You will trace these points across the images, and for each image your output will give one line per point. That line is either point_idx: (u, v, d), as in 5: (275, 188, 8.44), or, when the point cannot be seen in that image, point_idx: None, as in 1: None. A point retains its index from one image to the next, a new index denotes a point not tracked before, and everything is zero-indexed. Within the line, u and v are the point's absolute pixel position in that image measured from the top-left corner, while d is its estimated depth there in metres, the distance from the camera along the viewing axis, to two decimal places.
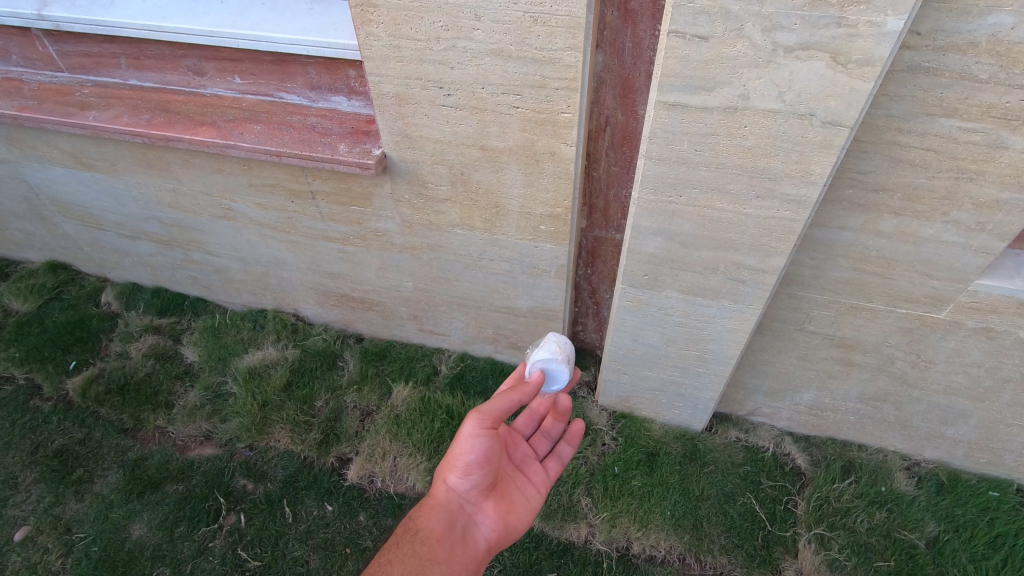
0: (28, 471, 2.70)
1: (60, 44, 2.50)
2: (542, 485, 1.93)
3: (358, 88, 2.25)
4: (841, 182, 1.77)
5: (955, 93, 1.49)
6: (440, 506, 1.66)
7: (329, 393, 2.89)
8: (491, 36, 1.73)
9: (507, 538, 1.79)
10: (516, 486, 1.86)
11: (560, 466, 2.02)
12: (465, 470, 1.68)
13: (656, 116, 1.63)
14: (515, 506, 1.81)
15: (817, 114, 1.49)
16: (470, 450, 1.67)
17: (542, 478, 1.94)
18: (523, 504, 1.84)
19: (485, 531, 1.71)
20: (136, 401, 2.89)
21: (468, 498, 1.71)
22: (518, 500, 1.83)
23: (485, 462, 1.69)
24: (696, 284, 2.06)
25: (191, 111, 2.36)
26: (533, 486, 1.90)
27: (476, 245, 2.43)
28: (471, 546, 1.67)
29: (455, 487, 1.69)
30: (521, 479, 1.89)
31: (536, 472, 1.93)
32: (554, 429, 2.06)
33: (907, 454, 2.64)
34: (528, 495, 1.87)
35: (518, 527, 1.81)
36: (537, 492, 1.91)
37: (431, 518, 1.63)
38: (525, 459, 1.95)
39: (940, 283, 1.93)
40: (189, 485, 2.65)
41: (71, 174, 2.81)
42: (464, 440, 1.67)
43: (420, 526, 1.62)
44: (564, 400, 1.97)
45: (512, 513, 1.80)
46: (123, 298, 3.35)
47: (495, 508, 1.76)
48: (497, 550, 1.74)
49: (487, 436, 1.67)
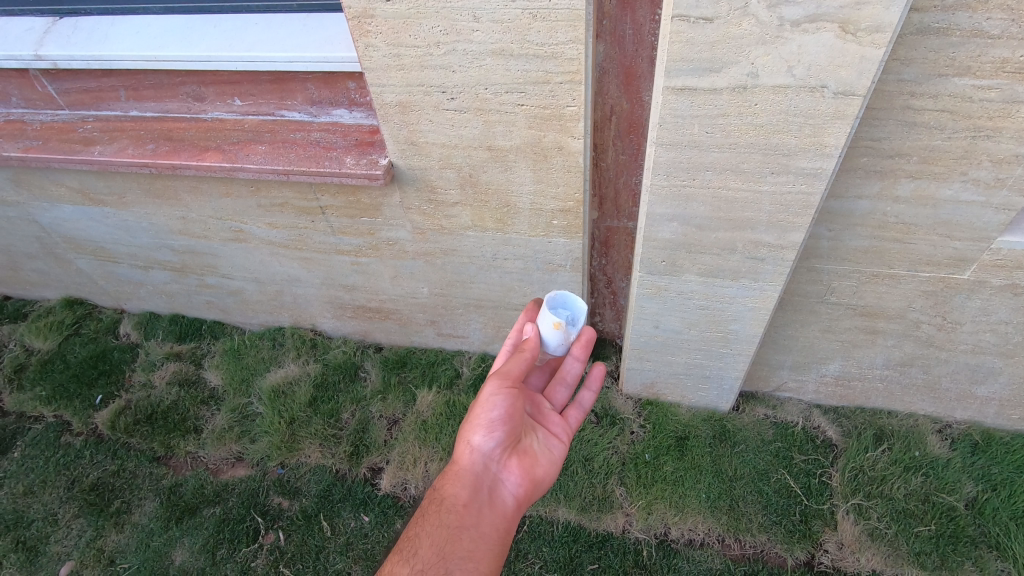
0: (66, 507, 2.72)
1: (59, 83, 2.51)
2: (564, 435, 1.95)
3: (359, 99, 2.25)
4: (856, 151, 1.75)
5: (966, 52, 1.47)
6: (464, 471, 1.65)
7: (354, 405, 2.90)
8: (492, 36, 1.72)
9: (537, 491, 1.78)
10: (538, 439, 1.86)
11: (580, 413, 2.06)
12: (489, 430, 1.68)
13: (665, 102, 1.61)
14: (540, 460, 1.81)
15: (829, 86, 1.48)
16: (492, 407, 1.68)
17: (564, 429, 1.96)
18: (548, 456, 1.84)
19: (513, 488, 1.70)
20: (165, 429, 2.91)
21: (492, 458, 1.70)
22: (542, 453, 1.83)
23: (508, 420, 1.71)
24: (715, 265, 2.05)
25: (194, 138, 2.36)
26: (556, 437, 1.91)
27: (489, 246, 2.43)
28: (500, 505, 1.65)
29: (478, 448, 1.68)
30: (543, 432, 1.90)
31: (558, 423, 1.96)
32: (571, 373, 2.03)
33: (938, 417, 2.62)
34: (551, 447, 1.88)
35: (546, 479, 1.80)
36: (560, 442, 1.92)
37: (456, 484, 1.63)
38: (546, 409, 1.97)
39: (961, 244, 1.91)
40: (226, 508, 2.67)
41: (80, 210, 2.82)
42: (485, 400, 1.69)
43: (445, 493, 1.61)
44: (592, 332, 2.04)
45: (538, 466, 1.79)
46: (141, 328, 3.37)
47: (520, 465, 1.74)
48: (527, 505, 1.73)
49: (508, 392, 1.70)
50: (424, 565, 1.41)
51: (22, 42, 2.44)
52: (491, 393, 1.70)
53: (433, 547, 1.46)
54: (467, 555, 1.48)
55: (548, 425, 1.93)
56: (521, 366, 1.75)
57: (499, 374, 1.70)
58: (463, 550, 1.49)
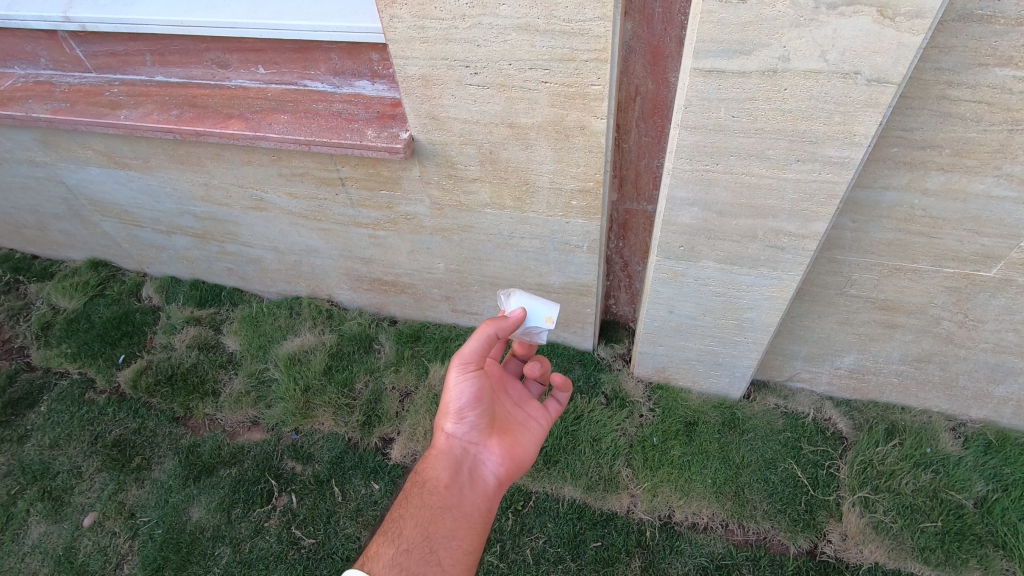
0: (90, 461, 2.82)
1: (87, 45, 2.53)
2: (542, 418, 1.95)
3: (381, 71, 2.24)
4: (886, 141, 1.71)
5: (1010, 41, 1.42)
6: (445, 455, 1.70)
7: (367, 375, 2.95)
8: (518, 11, 1.70)
9: (517, 470, 1.84)
10: (515, 422, 1.88)
11: (557, 406, 2.04)
12: (459, 415, 1.72)
13: (692, 84, 1.58)
14: (519, 440, 1.84)
15: (862, 72, 1.44)
16: (458, 395, 1.70)
17: (543, 414, 1.96)
18: (526, 437, 1.87)
19: (492, 467, 1.76)
20: (185, 391, 2.99)
21: (470, 440, 1.74)
22: (520, 434, 1.86)
23: (476, 404, 1.73)
24: (735, 253, 2.03)
25: (218, 105, 2.37)
26: (532, 422, 1.92)
27: (507, 224, 2.43)
28: (481, 485, 1.72)
29: (454, 433, 1.72)
30: (522, 415, 1.91)
31: (536, 409, 1.95)
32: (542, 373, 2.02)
33: (952, 414, 2.60)
34: (529, 430, 1.89)
35: (525, 458, 1.85)
36: (538, 425, 1.93)
37: (438, 466, 1.68)
38: (522, 398, 1.96)
39: (990, 240, 1.87)
40: (242, 469, 2.75)
41: (106, 173, 2.87)
42: (451, 387, 1.70)
43: (428, 475, 1.67)
44: (535, 366, 1.90)
45: (516, 446, 1.83)
46: (163, 291, 3.45)
47: (499, 446, 1.78)
48: (507, 483, 1.80)
49: (471, 377, 1.70)
50: (410, 545, 1.51)
51: (51, 3, 2.46)
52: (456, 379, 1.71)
53: (416, 527, 1.55)
54: (449, 534, 1.59)
55: (525, 411, 1.93)
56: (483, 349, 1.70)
57: (461, 361, 1.69)
58: (445, 530, 1.58)
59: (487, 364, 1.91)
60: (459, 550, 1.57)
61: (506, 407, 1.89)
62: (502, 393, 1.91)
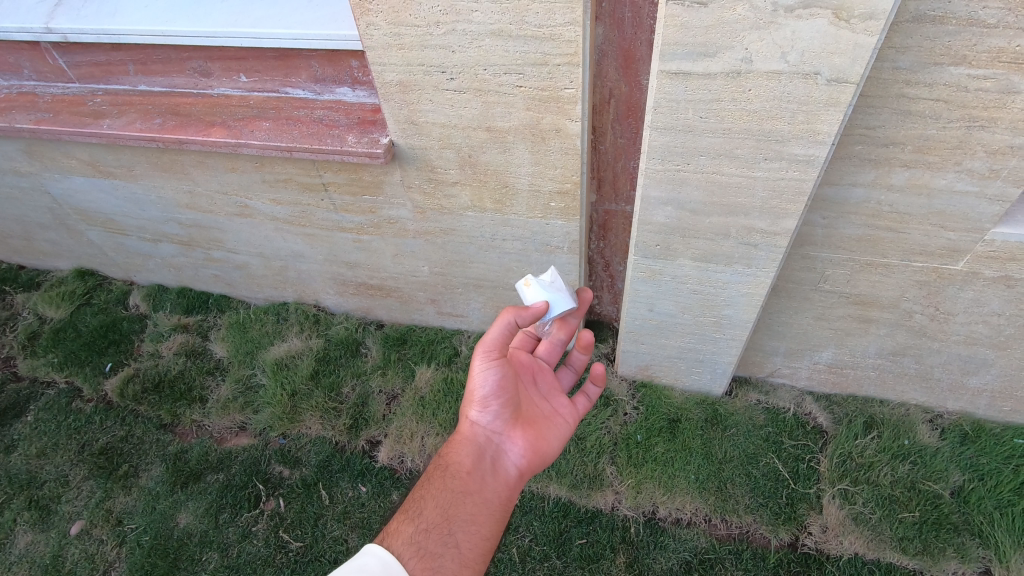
0: (77, 469, 2.83)
1: (69, 56, 2.55)
2: (570, 414, 1.92)
3: (361, 78, 2.27)
4: (851, 139, 1.76)
5: (962, 40, 1.47)
6: (468, 441, 1.72)
7: (354, 379, 2.97)
8: (490, 16, 1.74)
9: (542, 463, 1.82)
10: (541, 414, 1.87)
11: (589, 403, 2.01)
12: (484, 402, 1.74)
13: (660, 86, 1.63)
14: (544, 433, 1.83)
15: (821, 72, 1.48)
16: (483, 382, 1.73)
17: (571, 410, 1.93)
18: (553, 431, 1.85)
19: (515, 458, 1.75)
20: (172, 398, 3.00)
21: (495, 429, 1.76)
22: (546, 427, 1.85)
23: (501, 392, 1.75)
24: (709, 250, 2.07)
25: (201, 113, 2.40)
26: (560, 416, 1.89)
27: (488, 226, 2.46)
28: (502, 474, 1.72)
29: (478, 420, 1.75)
30: (549, 408, 1.90)
31: (565, 404, 1.93)
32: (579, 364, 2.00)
33: (930, 407, 2.65)
34: (556, 425, 1.87)
35: (551, 452, 1.83)
36: (566, 421, 1.90)
37: (461, 452, 1.70)
38: (552, 390, 1.94)
39: (955, 234, 1.92)
40: (230, 474, 2.76)
41: (90, 182, 2.88)
42: (477, 375, 1.74)
43: (451, 460, 1.68)
44: (587, 334, 1.87)
45: (541, 439, 1.81)
46: (150, 299, 3.46)
47: (523, 437, 1.78)
48: (531, 475, 1.78)
49: (495, 364, 1.74)
50: (429, 525, 1.48)
51: (34, 15, 2.48)
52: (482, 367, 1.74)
53: (437, 508, 1.53)
54: (470, 518, 1.56)
55: (554, 405, 1.91)
56: (504, 335, 1.73)
57: (482, 348, 1.73)
58: (465, 513, 1.56)
59: (518, 352, 1.91)
60: (477, 536, 1.54)
61: (534, 399, 1.89)
62: (530, 385, 1.91)
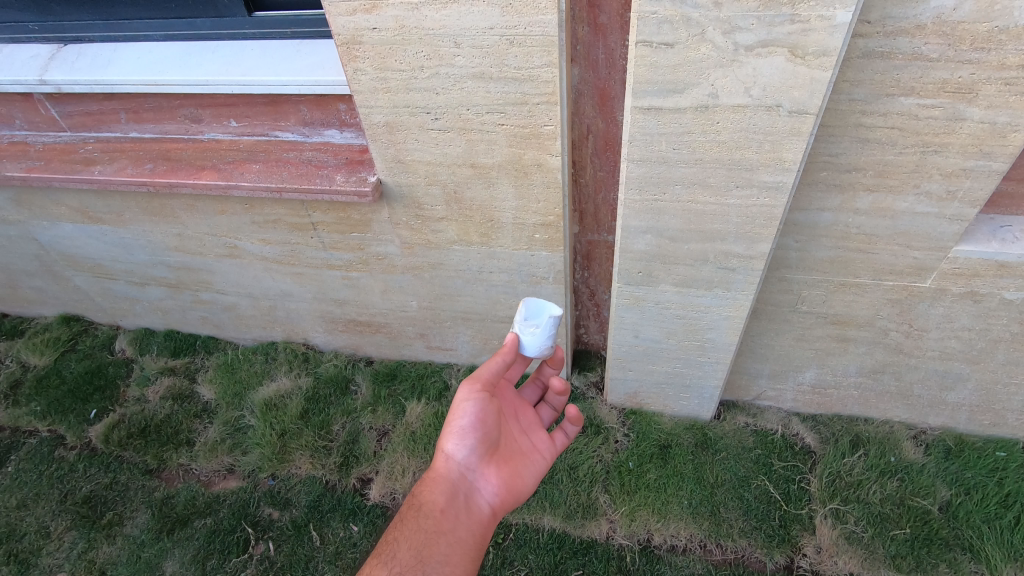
0: (59, 520, 2.75)
1: (62, 106, 2.62)
2: (546, 451, 1.95)
3: (349, 120, 2.37)
4: (816, 166, 1.86)
5: (910, 73, 1.59)
6: (442, 479, 1.72)
7: (344, 417, 2.96)
8: (471, 61, 1.84)
9: (515, 500, 1.85)
10: (519, 450, 1.90)
11: (566, 439, 2.03)
12: (461, 436, 1.74)
13: (634, 121, 1.72)
14: (518, 471, 1.86)
15: (783, 105, 1.59)
16: (463, 415, 1.73)
17: (547, 447, 1.96)
18: (527, 470, 1.88)
19: (488, 495, 1.77)
20: (158, 442, 2.96)
21: (468, 466, 1.76)
22: (521, 465, 1.87)
23: (480, 427, 1.75)
24: (689, 276, 2.14)
25: (191, 158, 2.46)
26: (537, 452, 1.93)
27: (475, 259, 2.52)
28: (475, 512, 1.73)
29: (453, 456, 1.74)
30: (525, 445, 1.93)
31: (542, 441, 1.96)
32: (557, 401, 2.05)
33: (912, 423, 2.70)
34: (531, 463, 1.90)
35: (525, 489, 1.86)
36: (541, 458, 1.93)
37: (434, 490, 1.70)
38: (531, 425, 1.98)
39: (921, 253, 2.01)
40: (217, 518, 2.71)
41: (79, 228, 2.91)
42: (458, 407, 1.74)
43: (424, 500, 1.68)
44: (559, 381, 1.93)
45: (516, 476, 1.84)
46: (136, 343, 3.44)
47: (497, 474, 1.80)
48: (504, 513, 1.80)
49: (480, 399, 1.75)
50: (403, 568, 1.49)
51: (28, 68, 2.56)
52: (465, 398, 1.75)
53: (411, 550, 1.54)
54: (444, 559, 1.57)
55: (532, 441, 1.94)
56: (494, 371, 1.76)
57: (472, 383, 1.75)
58: (440, 554, 1.58)
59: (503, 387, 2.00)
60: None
61: (511, 435, 1.92)
62: (510, 420, 1.94)
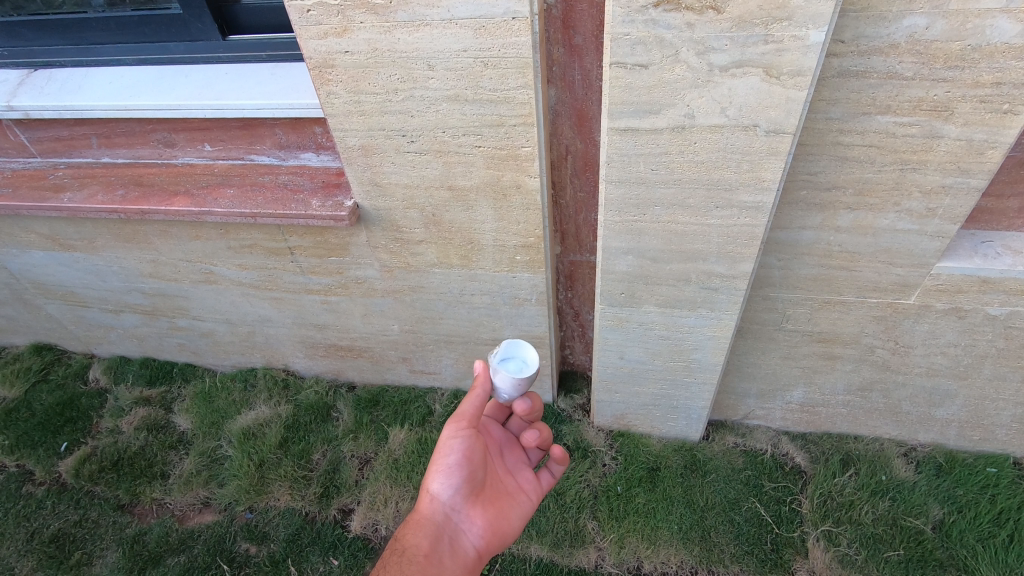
0: (24, 561, 2.63)
1: (31, 132, 2.56)
2: (531, 491, 1.92)
3: (325, 143, 2.33)
4: (795, 185, 1.85)
5: (885, 92, 1.58)
6: (426, 520, 1.65)
7: (325, 445, 2.88)
8: (446, 83, 1.81)
9: (499, 543, 1.79)
10: (505, 489, 1.86)
11: (551, 479, 1.99)
12: (447, 476, 1.68)
13: (611, 142, 1.70)
14: (504, 512, 1.81)
15: (760, 125, 1.57)
16: (450, 453, 1.67)
17: (533, 487, 1.92)
18: (512, 510, 1.84)
19: (474, 538, 1.72)
20: (131, 476, 2.85)
21: (453, 506, 1.70)
22: (507, 505, 1.83)
23: (466, 466, 1.70)
24: (673, 296, 2.11)
25: (164, 183, 2.41)
26: (523, 493, 1.89)
27: (456, 282, 2.48)
28: (461, 555, 1.67)
29: (438, 497, 1.68)
30: (511, 485, 1.89)
31: (527, 481, 1.93)
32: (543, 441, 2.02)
33: (903, 440, 2.67)
34: (516, 503, 1.86)
35: (511, 531, 1.82)
36: (526, 498, 1.90)
37: (418, 534, 1.63)
38: (517, 465, 1.96)
39: (904, 270, 2.00)
40: (191, 555, 2.60)
41: (50, 255, 2.83)
42: (445, 446, 1.68)
43: (408, 543, 1.60)
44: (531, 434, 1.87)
45: (502, 517, 1.80)
46: (111, 372, 3.34)
47: (482, 515, 1.76)
48: (488, 556, 1.74)
49: (468, 437, 1.69)
50: None
51: None
52: (451, 436, 1.69)
53: None
54: None
55: (517, 481, 1.91)
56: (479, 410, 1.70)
57: (458, 420, 1.68)
58: None
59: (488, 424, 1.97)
60: None
61: (497, 474, 1.88)
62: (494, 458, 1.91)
